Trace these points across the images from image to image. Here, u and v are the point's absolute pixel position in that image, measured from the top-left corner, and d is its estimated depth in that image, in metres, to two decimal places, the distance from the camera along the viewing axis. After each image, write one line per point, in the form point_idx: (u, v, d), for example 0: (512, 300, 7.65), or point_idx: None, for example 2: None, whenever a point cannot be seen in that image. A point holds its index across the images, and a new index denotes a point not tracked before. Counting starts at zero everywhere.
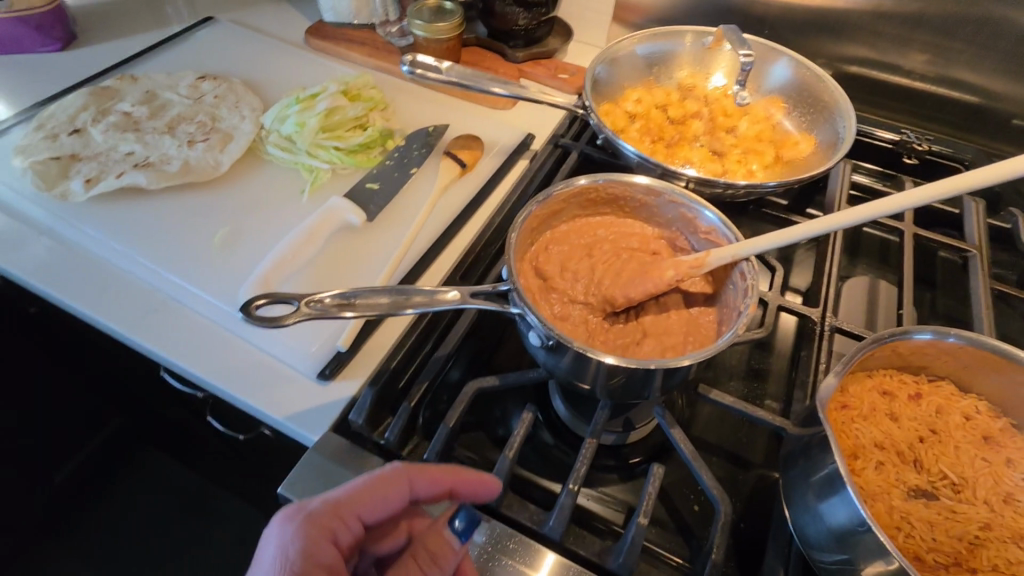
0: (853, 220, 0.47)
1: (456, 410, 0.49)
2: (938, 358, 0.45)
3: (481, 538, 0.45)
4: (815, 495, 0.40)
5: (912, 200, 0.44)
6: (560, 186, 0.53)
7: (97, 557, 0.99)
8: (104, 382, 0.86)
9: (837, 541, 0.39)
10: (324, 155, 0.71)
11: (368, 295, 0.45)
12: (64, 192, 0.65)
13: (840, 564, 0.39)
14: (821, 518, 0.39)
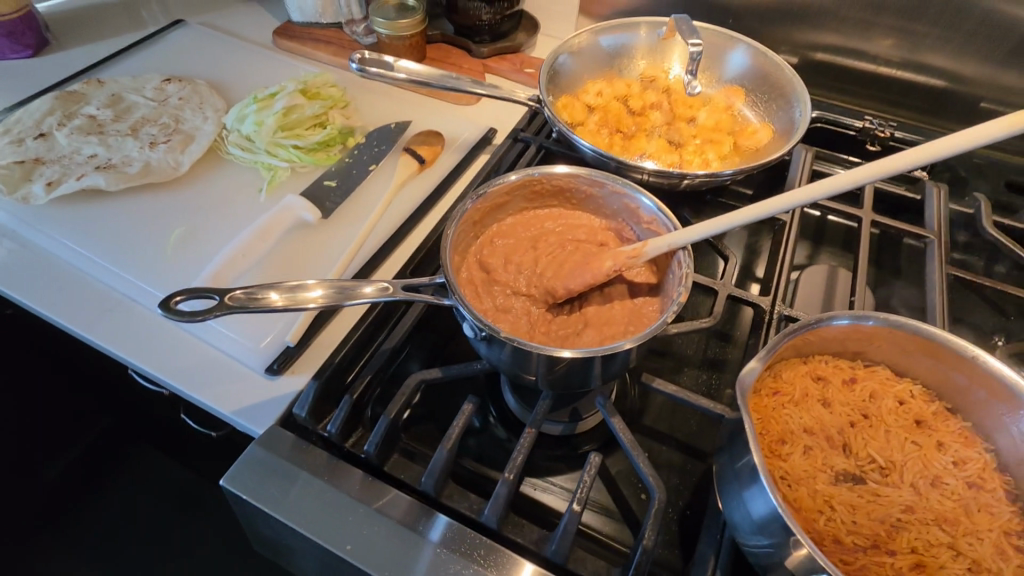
0: (786, 205, 0.45)
1: (398, 402, 0.50)
2: (871, 343, 0.44)
3: (435, 536, 0.45)
4: (742, 483, 0.40)
5: (838, 183, 0.43)
6: (501, 179, 0.53)
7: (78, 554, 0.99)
8: (83, 383, 0.88)
9: (759, 528, 0.39)
10: (282, 154, 0.72)
11: (297, 288, 0.46)
12: (25, 195, 0.66)
13: (767, 551, 0.39)
14: (746, 507, 0.39)
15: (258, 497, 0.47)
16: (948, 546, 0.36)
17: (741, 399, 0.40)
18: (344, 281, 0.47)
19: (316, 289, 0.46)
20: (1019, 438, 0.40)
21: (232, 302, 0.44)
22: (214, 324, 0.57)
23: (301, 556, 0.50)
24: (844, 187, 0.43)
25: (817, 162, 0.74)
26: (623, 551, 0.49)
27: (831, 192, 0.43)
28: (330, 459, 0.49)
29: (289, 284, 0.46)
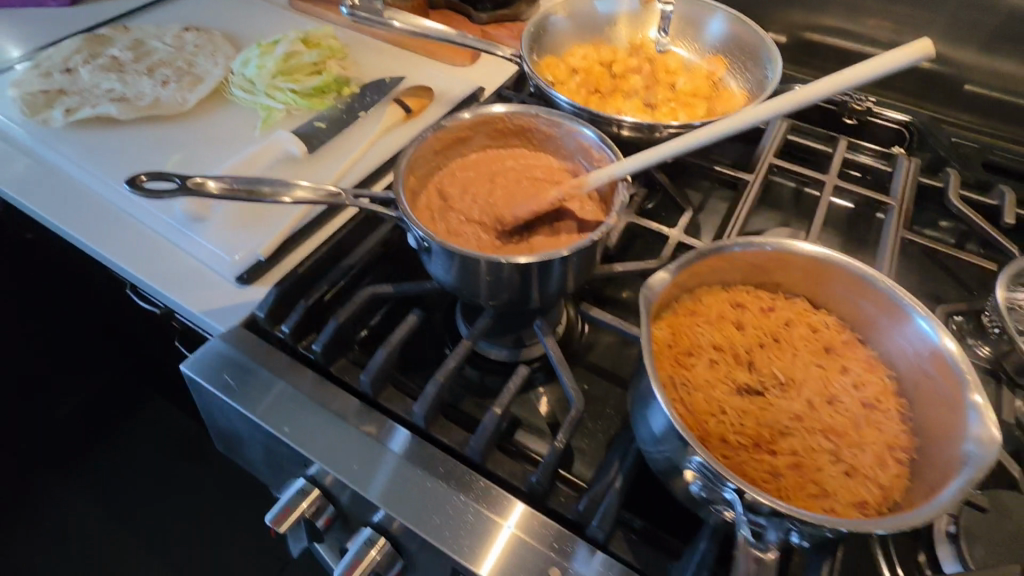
0: (714, 135, 0.48)
1: (349, 309, 0.55)
2: (790, 274, 0.47)
3: (397, 448, 0.48)
4: (643, 398, 0.42)
5: (756, 114, 0.46)
6: (464, 114, 0.57)
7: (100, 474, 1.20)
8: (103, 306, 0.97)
9: (658, 440, 0.40)
10: (279, 97, 0.77)
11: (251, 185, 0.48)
12: (46, 119, 0.73)
13: (666, 458, 0.41)
14: (648, 419, 0.41)
15: (213, 382, 0.52)
16: (829, 453, 0.39)
17: (646, 308, 0.41)
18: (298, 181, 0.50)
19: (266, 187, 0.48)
20: (917, 363, 0.41)
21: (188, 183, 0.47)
22: (196, 237, 0.63)
23: (249, 443, 0.55)
24: (761, 119, 0.46)
25: (793, 133, 0.76)
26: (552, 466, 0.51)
27: (753, 120, 0.46)
28: (283, 357, 0.54)
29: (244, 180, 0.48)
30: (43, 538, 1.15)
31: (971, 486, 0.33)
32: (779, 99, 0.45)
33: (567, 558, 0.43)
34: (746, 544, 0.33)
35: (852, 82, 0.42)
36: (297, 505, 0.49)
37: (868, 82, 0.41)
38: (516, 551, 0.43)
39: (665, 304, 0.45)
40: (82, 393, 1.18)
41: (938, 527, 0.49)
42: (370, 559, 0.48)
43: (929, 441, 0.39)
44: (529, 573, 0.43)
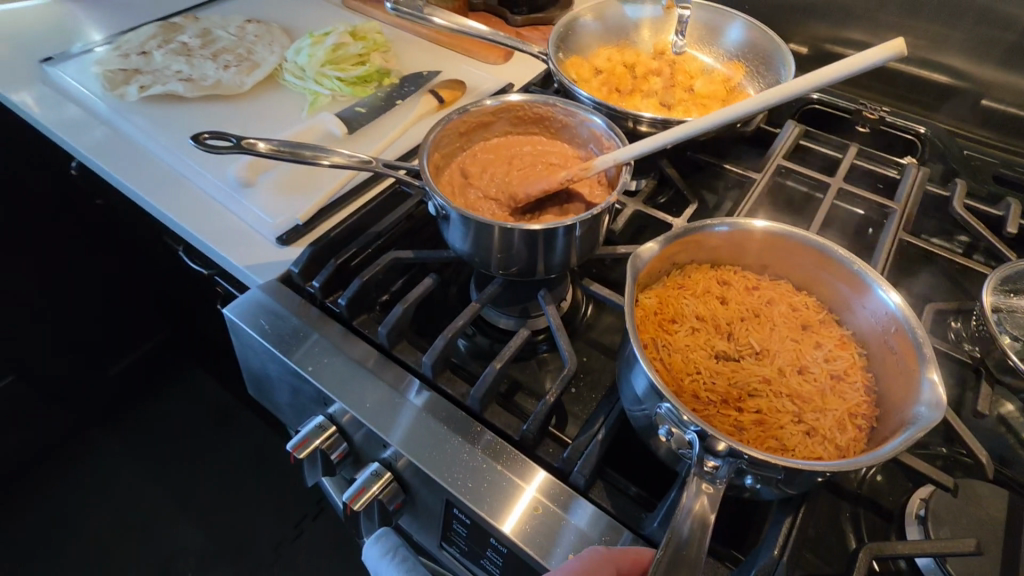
0: (708, 125, 0.54)
1: (372, 270, 0.60)
2: (775, 256, 0.51)
3: (418, 400, 0.53)
4: (625, 356, 0.46)
5: (746, 106, 0.52)
6: (487, 100, 0.63)
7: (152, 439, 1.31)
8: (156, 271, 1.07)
9: (636, 397, 0.44)
10: (326, 83, 0.85)
11: (295, 149, 0.57)
12: (122, 94, 0.83)
13: (641, 413, 0.44)
14: (628, 376, 0.45)
15: (250, 324, 0.58)
16: (793, 414, 0.42)
17: (635, 273, 0.46)
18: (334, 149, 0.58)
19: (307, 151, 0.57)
20: (884, 340, 0.45)
21: (243, 141, 0.56)
22: (244, 202, 0.70)
23: (277, 385, 0.61)
24: (752, 109, 0.51)
25: (805, 137, 0.79)
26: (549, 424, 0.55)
27: (743, 112, 0.52)
28: (312, 309, 0.60)
29: (290, 145, 0.57)
30: (86, 484, 1.25)
31: (915, 441, 0.37)
32: (767, 92, 0.50)
33: (564, 510, 0.47)
34: (699, 479, 0.38)
35: (831, 77, 0.46)
36: (315, 438, 0.55)
37: (847, 77, 0.46)
38: (539, 514, 0.47)
39: (654, 275, 0.50)
40: (132, 353, 1.29)
41: (908, 512, 0.50)
42: (374, 490, 0.53)
43: (889, 409, 0.42)
44: (552, 535, 0.46)
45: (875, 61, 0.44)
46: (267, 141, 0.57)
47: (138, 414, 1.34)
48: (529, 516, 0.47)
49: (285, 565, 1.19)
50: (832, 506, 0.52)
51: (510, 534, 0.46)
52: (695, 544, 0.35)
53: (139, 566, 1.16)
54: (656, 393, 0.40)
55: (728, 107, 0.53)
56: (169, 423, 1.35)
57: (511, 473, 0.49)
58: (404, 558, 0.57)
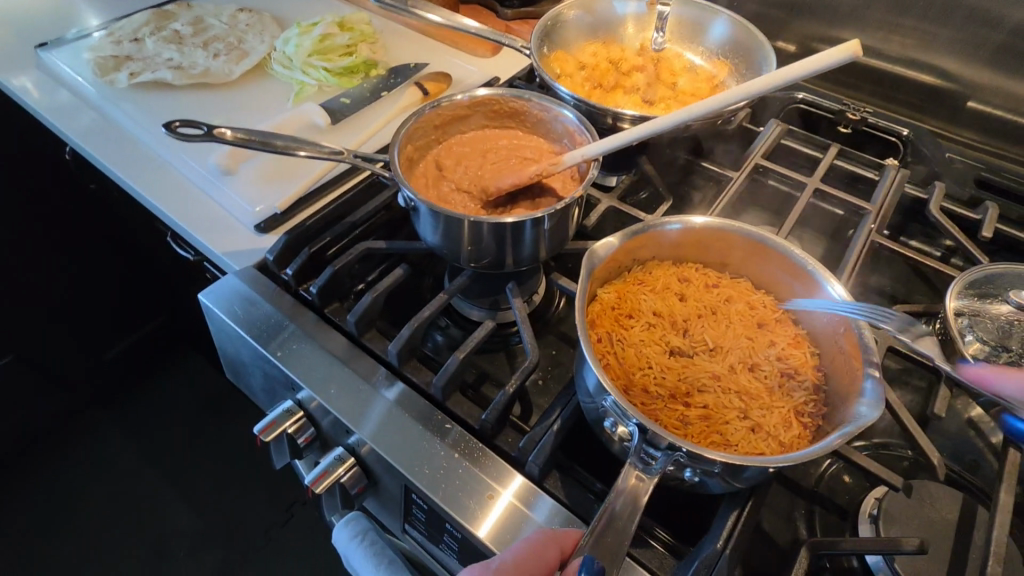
0: (674, 123, 0.54)
1: (345, 259, 0.61)
2: (735, 254, 0.51)
3: (389, 393, 0.54)
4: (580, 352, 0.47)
5: (710, 104, 0.52)
6: (461, 93, 0.63)
7: (149, 422, 1.34)
8: (151, 256, 1.08)
9: (587, 391, 0.45)
10: (313, 73, 0.85)
11: (267, 139, 0.58)
12: (112, 80, 0.84)
13: (592, 407, 0.45)
14: (582, 372, 0.46)
15: (224, 310, 0.60)
16: (739, 410, 0.43)
17: (591, 268, 0.46)
18: (307, 140, 0.59)
19: (280, 142, 0.58)
20: (836, 340, 0.46)
21: (214, 131, 0.56)
22: (226, 189, 0.71)
23: (252, 371, 0.62)
24: (716, 108, 0.52)
25: (787, 137, 0.79)
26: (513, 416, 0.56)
27: (707, 110, 0.52)
28: (286, 296, 0.61)
29: (263, 135, 0.58)
30: (83, 464, 1.28)
31: (853, 438, 0.37)
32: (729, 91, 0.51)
33: (528, 506, 0.48)
34: (632, 467, 0.38)
35: (792, 77, 0.47)
36: (282, 422, 0.56)
37: (805, 77, 0.47)
38: (510, 515, 0.47)
39: (614, 270, 0.50)
40: (129, 337, 1.31)
41: (862, 510, 0.50)
42: (338, 473, 0.54)
43: (835, 408, 0.43)
44: (523, 535, 0.47)
45: (831, 62, 0.45)
46: (238, 130, 0.57)
47: (137, 397, 1.36)
48: (502, 516, 0.47)
49: (275, 547, 1.21)
50: (787, 502, 0.52)
51: (483, 537, 0.47)
52: (625, 516, 0.36)
53: (132, 545, 1.19)
54: (602, 387, 0.41)
55: (694, 104, 0.53)
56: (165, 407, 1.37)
57: (481, 472, 0.50)
58: (373, 541, 0.58)
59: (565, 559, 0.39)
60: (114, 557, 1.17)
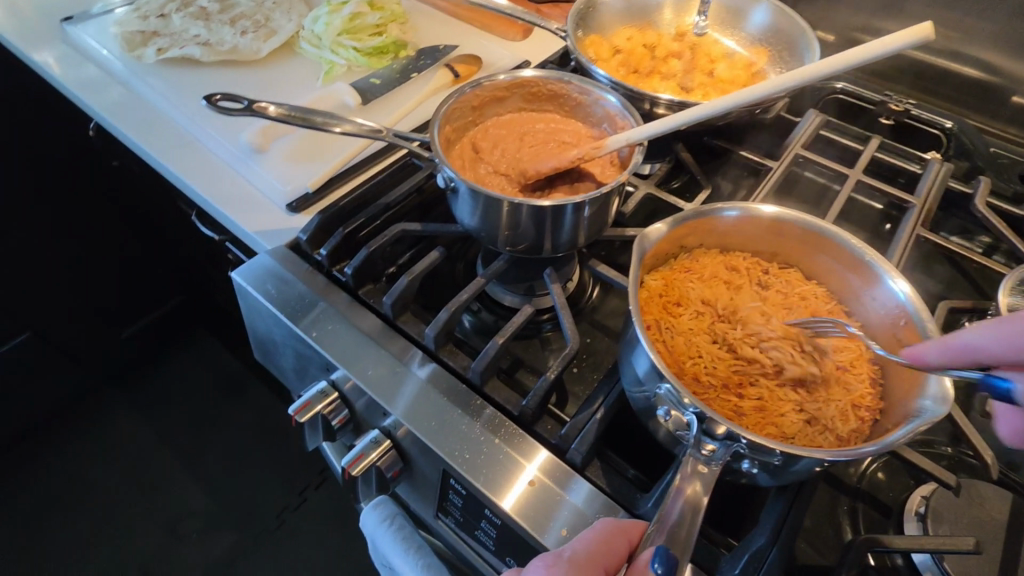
0: (725, 107, 0.52)
1: (381, 240, 0.60)
2: (786, 244, 0.50)
3: (423, 372, 0.54)
4: (629, 343, 0.45)
5: (764, 88, 0.50)
6: (501, 74, 0.62)
7: (163, 402, 1.34)
8: (171, 235, 1.08)
9: (637, 380, 0.44)
10: (342, 53, 0.84)
11: (307, 115, 0.57)
12: (140, 55, 0.83)
13: (641, 396, 0.44)
14: (631, 361, 0.44)
15: (257, 288, 0.59)
16: (795, 401, 0.42)
17: (641, 254, 0.45)
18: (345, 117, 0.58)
19: (320, 119, 0.57)
20: (892, 332, 0.45)
21: (254, 105, 0.57)
22: (257, 168, 0.70)
23: (283, 350, 0.62)
24: (771, 92, 0.50)
25: (826, 127, 0.77)
26: (550, 404, 0.55)
27: (757, 95, 0.50)
28: (318, 277, 0.60)
29: (304, 111, 0.58)
30: (98, 442, 1.28)
31: (919, 433, 0.37)
32: (785, 74, 0.49)
33: (561, 488, 0.47)
34: (694, 459, 0.38)
35: (853, 62, 0.45)
36: (316, 403, 0.55)
37: (867, 62, 0.44)
38: (541, 495, 0.47)
39: (659, 257, 0.49)
40: (146, 318, 1.30)
41: (908, 508, 0.50)
42: (373, 456, 0.53)
43: (892, 402, 0.42)
44: (552, 514, 0.46)
45: (899, 45, 0.42)
46: (279, 106, 0.57)
47: (152, 377, 1.37)
48: (535, 496, 0.47)
49: (288, 531, 1.21)
50: (829, 500, 0.51)
51: (508, 511, 0.46)
52: (686, 525, 0.35)
53: (146, 524, 1.19)
54: (656, 374, 0.40)
55: (742, 89, 0.51)
56: (179, 388, 1.37)
57: (513, 452, 0.49)
58: (401, 526, 0.57)
59: (632, 553, 0.37)
60: (129, 535, 1.17)
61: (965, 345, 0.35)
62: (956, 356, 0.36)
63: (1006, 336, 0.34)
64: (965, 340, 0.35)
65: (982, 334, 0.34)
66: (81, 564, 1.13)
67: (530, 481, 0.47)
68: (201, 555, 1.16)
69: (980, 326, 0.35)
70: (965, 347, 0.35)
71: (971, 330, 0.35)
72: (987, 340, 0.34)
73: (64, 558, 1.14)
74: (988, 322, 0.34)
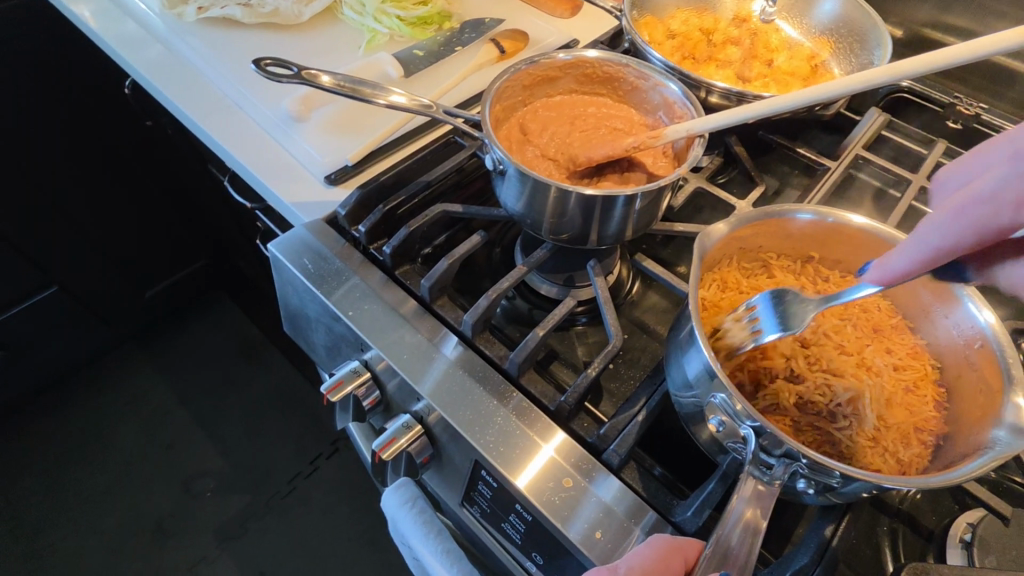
0: (797, 103, 0.48)
1: (421, 220, 0.59)
2: (853, 254, 0.48)
3: (456, 357, 0.52)
4: (680, 349, 0.43)
5: (846, 85, 0.46)
6: (558, 54, 0.60)
7: (183, 361, 1.36)
8: (200, 198, 1.08)
9: (687, 385, 0.42)
10: (385, 21, 0.81)
11: (355, 85, 0.56)
12: (180, 13, 0.81)
13: (692, 404, 0.42)
14: (682, 367, 0.42)
15: (293, 261, 0.57)
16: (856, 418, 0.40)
17: (699, 255, 0.44)
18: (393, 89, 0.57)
19: (367, 91, 0.56)
20: (962, 354, 0.42)
21: (303, 73, 0.55)
22: (296, 137, 0.68)
23: (315, 325, 0.61)
24: (856, 89, 0.46)
25: (887, 128, 0.73)
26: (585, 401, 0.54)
27: (837, 92, 0.46)
28: (355, 253, 0.59)
29: (352, 81, 0.56)
30: (120, 397, 1.30)
31: (990, 468, 0.34)
32: (872, 71, 0.44)
33: (591, 482, 0.46)
34: (753, 477, 0.36)
35: (951, 61, 0.41)
36: (349, 382, 0.54)
37: (965, 64, 0.40)
38: (572, 489, 0.46)
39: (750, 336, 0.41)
40: (170, 279, 1.31)
41: (952, 534, 0.48)
42: (403, 442, 0.52)
43: (958, 428, 0.40)
44: (583, 508, 0.45)
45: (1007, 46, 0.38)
46: (327, 74, 0.56)
47: (176, 338, 1.39)
48: (569, 492, 0.46)
49: (300, 496, 1.22)
50: (870, 519, 0.49)
51: (537, 502, 0.45)
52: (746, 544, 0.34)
53: (163, 479, 1.21)
54: (713, 384, 0.38)
55: (822, 85, 0.47)
56: (199, 350, 1.38)
57: (547, 446, 0.48)
58: (424, 510, 0.56)
59: (689, 572, 0.36)
60: (148, 490, 1.20)
61: (932, 253, 0.32)
62: (926, 263, 0.33)
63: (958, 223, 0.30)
64: (931, 245, 0.32)
65: (935, 231, 0.31)
66: (100, 515, 1.16)
67: (567, 481, 0.46)
68: (215, 515, 1.18)
69: (929, 222, 0.32)
70: (939, 251, 0.32)
71: (926, 230, 0.32)
72: (951, 234, 0.31)
73: (84, 508, 1.17)
74: (939, 213, 0.31)
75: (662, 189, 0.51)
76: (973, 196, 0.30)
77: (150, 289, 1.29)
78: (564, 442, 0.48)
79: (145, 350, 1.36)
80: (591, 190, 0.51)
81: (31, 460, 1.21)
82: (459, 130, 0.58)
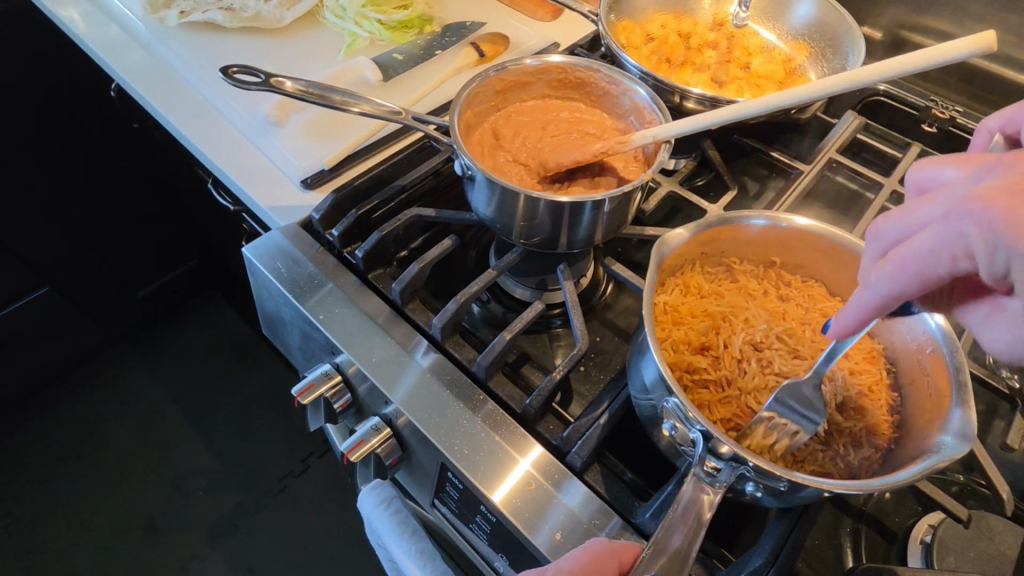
0: (760, 109, 0.49)
1: (394, 224, 0.59)
2: (813, 259, 0.49)
3: (426, 362, 0.53)
4: (638, 355, 0.43)
5: (807, 92, 0.46)
6: (529, 59, 0.60)
7: (175, 361, 1.37)
8: (187, 199, 1.08)
9: (645, 391, 0.42)
10: (366, 25, 0.82)
11: (324, 91, 0.56)
12: (163, 18, 0.81)
13: (650, 408, 0.42)
14: (640, 374, 0.43)
15: (267, 266, 0.58)
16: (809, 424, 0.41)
17: (657, 261, 0.44)
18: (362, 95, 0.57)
19: (336, 97, 0.56)
20: (916, 359, 0.42)
21: (272, 80, 0.56)
22: (274, 141, 0.69)
23: (290, 328, 0.61)
24: (817, 96, 0.46)
25: (862, 131, 0.73)
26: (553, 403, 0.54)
27: (798, 99, 0.46)
28: (329, 258, 0.59)
29: (320, 88, 0.56)
30: (111, 396, 1.31)
31: (934, 470, 0.35)
32: (831, 78, 0.45)
33: (555, 486, 0.47)
34: (698, 479, 0.37)
35: (906, 70, 0.41)
36: (320, 385, 0.55)
37: (917, 73, 0.40)
38: (534, 492, 0.46)
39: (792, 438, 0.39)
40: (161, 279, 1.32)
41: (913, 536, 0.48)
42: (373, 443, 0.53)
43: (908, 432, 0.41)
44: (545, 512, 0.46)
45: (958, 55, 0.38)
46: (296, 81, 0.57)
47: (167, 338, 1.40)
48: (531, 495, 0.46)
49: (289, 496, 1.23)
50: (832, 520, 0.50)
51: (499, 505, 0.46)
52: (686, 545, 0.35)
53: (154, 478, 1.22)
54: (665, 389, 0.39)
55: (785, 91, 0.47)
56: (191, 350, 1.39)
57: (511, 450, 0.48)
58: (397, 510, 0.57)
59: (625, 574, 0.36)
60: (139, 489, 1.21)
61: (882, 302, 0.30)
62: (874, 313, 0.31)
63: (902, 273, 0.29)
64: (878, 297, 0.30)
65: (882, 283, 0.30)
66: (92, 513, 1.17)
67: (528, 483, 0.47)
68: (205, 513, 1.19)
69: (878, 272, 0.30)
70: (888, 301, 0.30)
71: (873, 280, 0.30)
72: (896, 286, 0.29)
73: (75, 507, 1.18)
74: (885, 263, 0.30)
75: (628, 193, 0.52)
76: (912, 251, 0.28)
77: (142, 289, 1.29)
78: (529, 445, 0.49)
79: (137, 350, 1.37)
80: (560, 195, 0.52)
81: (23, 459, 1.22)
82: (431, 136, 0.59)
